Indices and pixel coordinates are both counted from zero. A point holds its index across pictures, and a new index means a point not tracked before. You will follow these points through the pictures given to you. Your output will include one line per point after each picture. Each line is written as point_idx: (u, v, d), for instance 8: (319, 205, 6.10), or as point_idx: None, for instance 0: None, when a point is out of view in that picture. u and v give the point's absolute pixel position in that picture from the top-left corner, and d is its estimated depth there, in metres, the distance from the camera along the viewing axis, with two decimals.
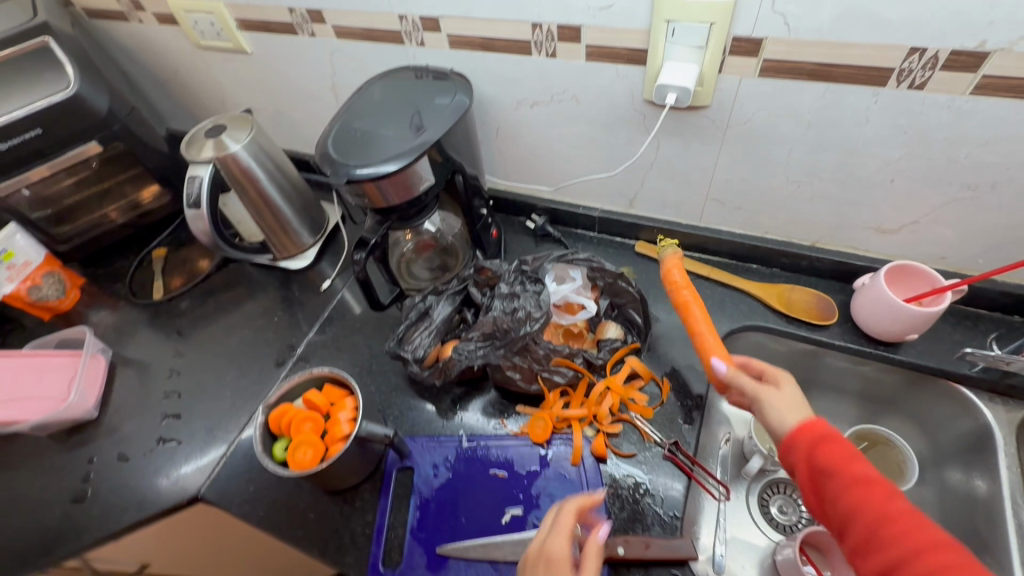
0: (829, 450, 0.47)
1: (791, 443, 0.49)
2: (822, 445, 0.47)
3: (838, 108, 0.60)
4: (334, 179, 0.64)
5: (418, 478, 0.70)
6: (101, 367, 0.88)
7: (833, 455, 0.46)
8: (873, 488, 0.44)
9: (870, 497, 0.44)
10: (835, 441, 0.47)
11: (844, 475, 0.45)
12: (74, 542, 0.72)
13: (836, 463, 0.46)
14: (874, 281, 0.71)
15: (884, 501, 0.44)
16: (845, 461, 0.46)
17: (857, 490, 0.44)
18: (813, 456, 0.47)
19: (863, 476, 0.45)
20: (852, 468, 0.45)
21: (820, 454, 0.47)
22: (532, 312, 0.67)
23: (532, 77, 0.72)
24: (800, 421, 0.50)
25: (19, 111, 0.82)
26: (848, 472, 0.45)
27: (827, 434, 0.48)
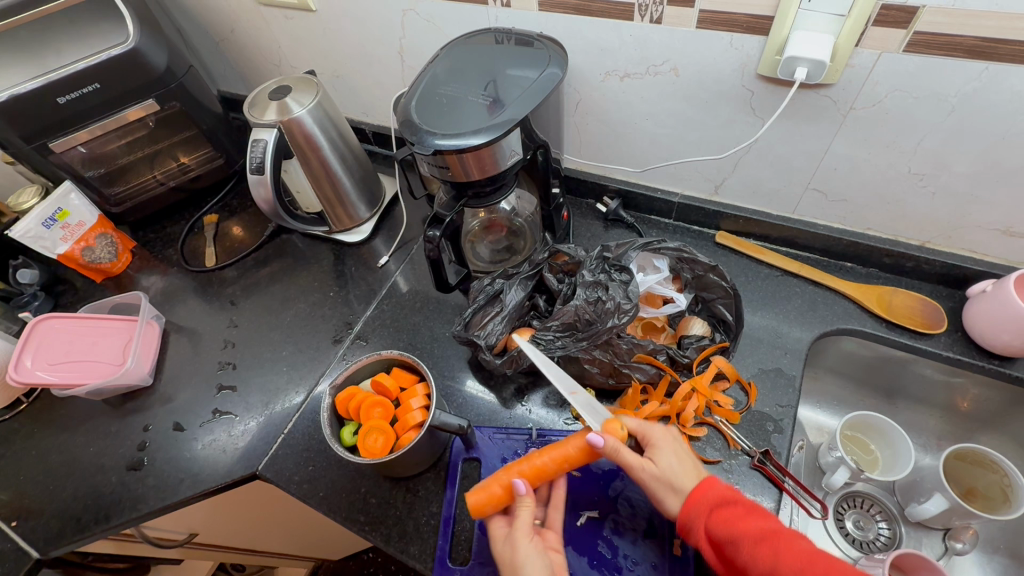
0: (726, 517, 0.49)
1: (690, 513, 0.50)
2: (717, 513, 0.49)
3: (991, 91, 0.53)
4: (416, 149, 0.59)
5: (485, 470, 0.66)
6: (155, 333, 0.86)
7: (726, 518, 0.49)
8: (753, 523, 0.48)
9: (754, 524, 0.48)
10: (727, 501, 0.50)
11: (738, 533, 0.47)
12: (130, 510, 0.71)
13: (732, 524, 0.48)
14: (999, 289, 0.63)
15: (757, 524, 0.48)
16: (738, 522, 0.48)
17: (760, 546, 0.46)
18: (715, 526, 0.49)
19: (751, 516, 0.48)
20: (745, 527, 0.47)
21: (718, 517, 0.49)
22: (621, 305, 0.62)
23: (629, 45, 0.65)
24: (692, 486, 0.52)
25: (79, 64, 0.79)
26: (741, 525, 0.48)
27: (719, 499, 0.50)
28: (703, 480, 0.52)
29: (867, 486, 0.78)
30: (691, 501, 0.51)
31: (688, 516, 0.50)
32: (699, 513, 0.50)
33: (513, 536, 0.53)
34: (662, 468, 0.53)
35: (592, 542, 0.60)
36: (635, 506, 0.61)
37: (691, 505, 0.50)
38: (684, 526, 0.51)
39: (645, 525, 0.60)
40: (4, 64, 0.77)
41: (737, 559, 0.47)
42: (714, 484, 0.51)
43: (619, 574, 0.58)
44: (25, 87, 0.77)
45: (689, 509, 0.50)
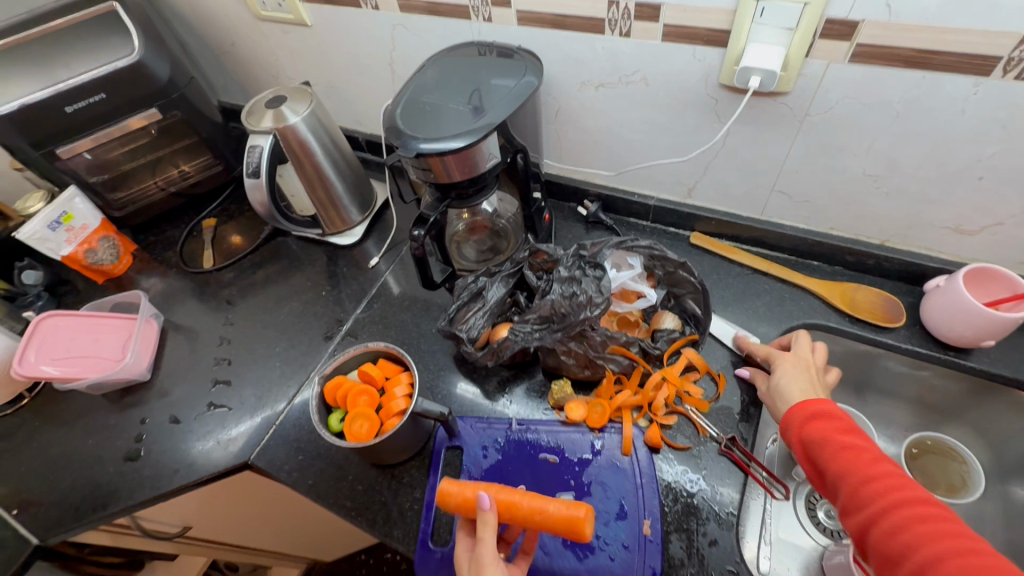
0: (820, 425, 0.56)
1: (790, 417, 0.59)
2: (815, 421, 0.57)
3: (931, 98, 0.57)
4: (401, 151, 0.64)
5: (467, 458, 0.69)
6: (154, 331, 0.90)
7: (823, 428, 0.56)
8: (854, 438, 0.54)
9: (848, 438, 0.54)
10: (831, 418, 0.56)
11: (827, 439, 0.54)
12: (126, 499, 0.74)
13: (827, 434, 0.55)
14: (950, 283, 0.67)
15: (848, 437, 0.54)
16: (829, 432, 0.55)
17: (846, 454, 0.53)
18: (806, 430, 0.56)
19: (845, 432, 0.55)
20: (836, 438, 0.54)
21: (816, 425, 0.56)
22: (593, 298, 0.66)
23: (602, 57, 0.70)
24: (803, 399, 0.60)
25: (86, 75, 0.84)
26: (832, 435, 0.54)
27: (823, 411, 0.57)
28: (816, 398, 0.59)
29: None
30: (795, 407, 0.59)
31: (787, 417, 0.59)
32: (798, 417, 0.58)
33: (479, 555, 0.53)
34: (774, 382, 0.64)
35: None
36: (608, 489, 0.65)
37: (793, 409, 0.59)
38: (782, 423, 0.60)
39: (617, 507, 0.63)
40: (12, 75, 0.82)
41: (818, 459, 0.54)
42: (830, 404, 0.58)
43: (591, 553, 0.60)
44: (35, 97, 0.81)
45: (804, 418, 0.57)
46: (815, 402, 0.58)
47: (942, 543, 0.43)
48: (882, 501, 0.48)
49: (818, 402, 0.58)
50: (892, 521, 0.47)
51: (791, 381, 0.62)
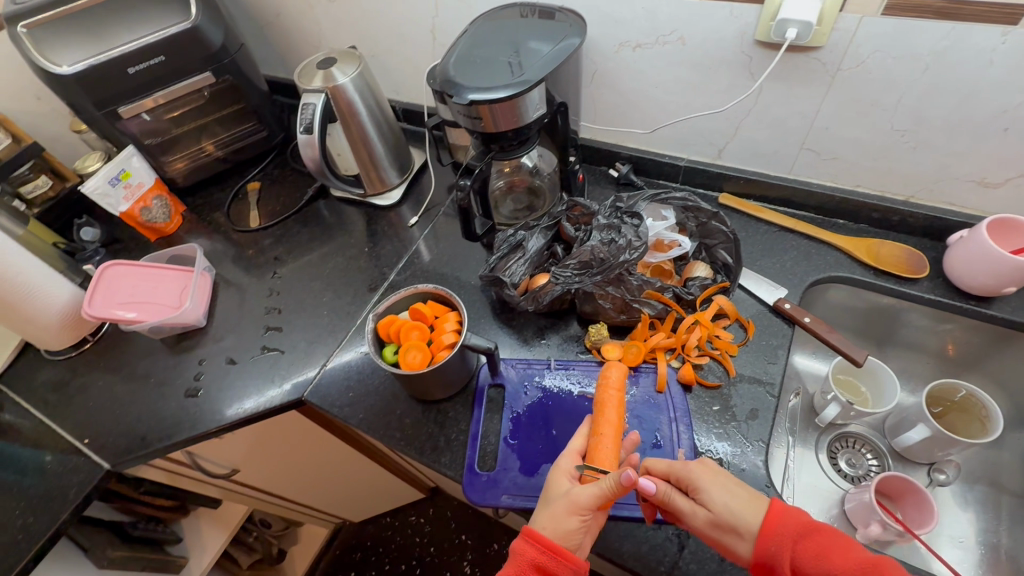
0: (812, 547, 0.48)
1: (772, 550, 0.49)
2: (805, 544, 0.48)
3: (959, 49, 0.60)
4: (454, 100, 0.68)
5: (509, 394, 0.74)
6: (208, 283, 0.95)
7: (813, 552, 0.47)
8: (845, 555, 0.47)
9: (845, 558, 0.46)
10: (808, 531, 0.49)
11: (834, 568, 0.46)
12: (190, 429, 0.79)
13: (821, 559, 0.47)
14: (974, 233, 0.70)
15: (848, 557, 0.46)
16: (826, 555, 0.47)
17: None
18: (803, 560, 0.47)
19: (840, 548, 0.47)
20: (839, 559, 0.46)
21: (802, 551, 0.48)
22: (632, 242, 0.70)
23: (641, 17, 0.74)
24: (766, 518, 0.51)
25: (148, 38, 0.89)
26: (834, 558, 0.46)
27: (798, 531, 0.49)
28: (772, 510, 0.51)
29: (860, 428, 0.84)
30: (768, 535, 0.49)
31: (770, 552, 0.49)
32: (783, 545, 0.48)
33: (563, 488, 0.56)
34: (718, 509, 0.52)
35: None
36: (644, 421, 0.69)
37: (771, 541, 0.49)
38: (765, 561, 0.49)
39: (653, 438, 0.67)
40: (67, 42, 0.88)
41: None
42: (798, 516, 0.50)
43: None
44: (102, 58, 0.87)
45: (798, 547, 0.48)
46: (784, 523, 0.50)
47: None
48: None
49: (784, 520, 0.50)
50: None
51: (739, 505, 0.52)
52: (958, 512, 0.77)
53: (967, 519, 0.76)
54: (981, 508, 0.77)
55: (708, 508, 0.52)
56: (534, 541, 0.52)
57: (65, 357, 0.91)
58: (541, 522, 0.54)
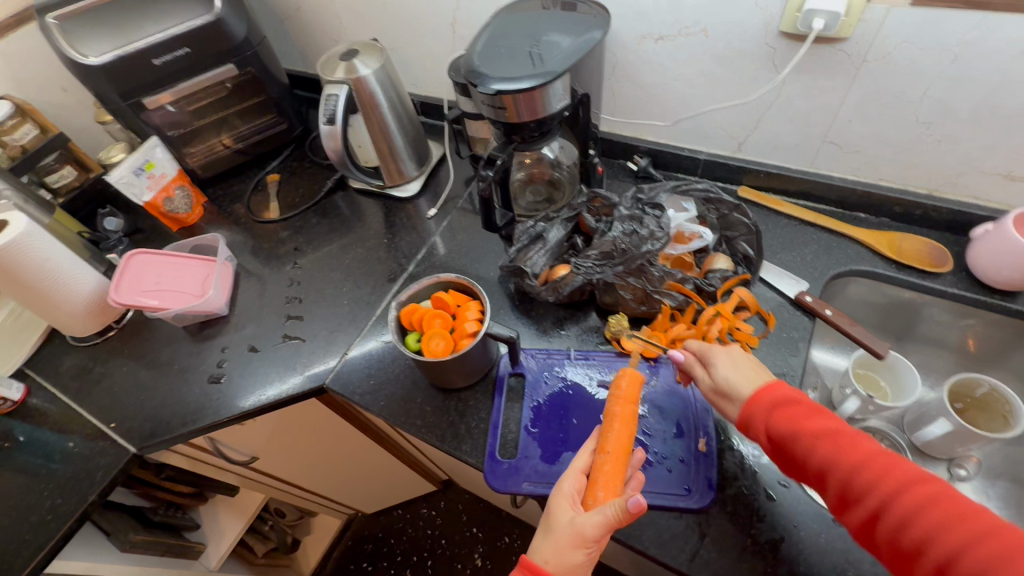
0: (788, 413, 0.54)
1: (752, 412, 0.55)
2: (781, 411, 0.54)
3: (989, 40, 0.60)
4: (479, 90, 0.68)
5: (530, 383, 0.74)
6: (230, 272, 0.97)
7: (790, 416, 0.53)
8: (819, 422, 0.52)
9: (817, 424, 0.52)
10: (789, 401, 0.55)
11: (802, 429, 0.52)
12: (213, 415, 0.80)
13: (792, 422, 0.53)
14: (999, 227, 0.70)
15: (820, 423, 0.52)
16: (800, 420, 0.53)
17: (827, 442, 0.50)
18: (777, 423, 0.54)
19: (816, 416, 0.53)
20: (810, 425, 0.52)
21: (777, 414, 0.54)
22: (656, 233, 0.71)
23: (664, 9, 0.74)
24: (754, 389, 0.57)
25: (174, 30, 0.90)
26: (805, 423, 0.52)
27: (780, 399, 0.55)
28: (768, 384, 0.57)
29: (879, 423, 0.84)
30: (752, 402, 0.56)
31: (749, 411, 0.56)
32: (761, 411, 0.55)
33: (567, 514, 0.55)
34: (718, 379, 0.59)
35: None
36: (665, 412, 0.69)
37: (752, 404, 0.56)
38: (745, 422, 0.56)
39: (673, 428, 0.68)
40: (95, 35, 0.90)
41: (799, 452, 0.52)
42: (784, 389, 0.56)
43: (651, 466, 0.65)
44: (129, 49, 0.88)
45: (776, 412, 0.54)
46: (771, 395, 0.55)
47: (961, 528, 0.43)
48: (880, 487, 0.47)
49: (773, 390, 0.56)
50: (900, 510, 0.45)
51: (735, 376, 0.59)
52: None
53: None
54: (1002, 504, 0.76)
55: (713, 377, 0.60)
56: (532, 571, 0.52)
57: (89, 344, 0.92)
58: (542, 550, 0.54)
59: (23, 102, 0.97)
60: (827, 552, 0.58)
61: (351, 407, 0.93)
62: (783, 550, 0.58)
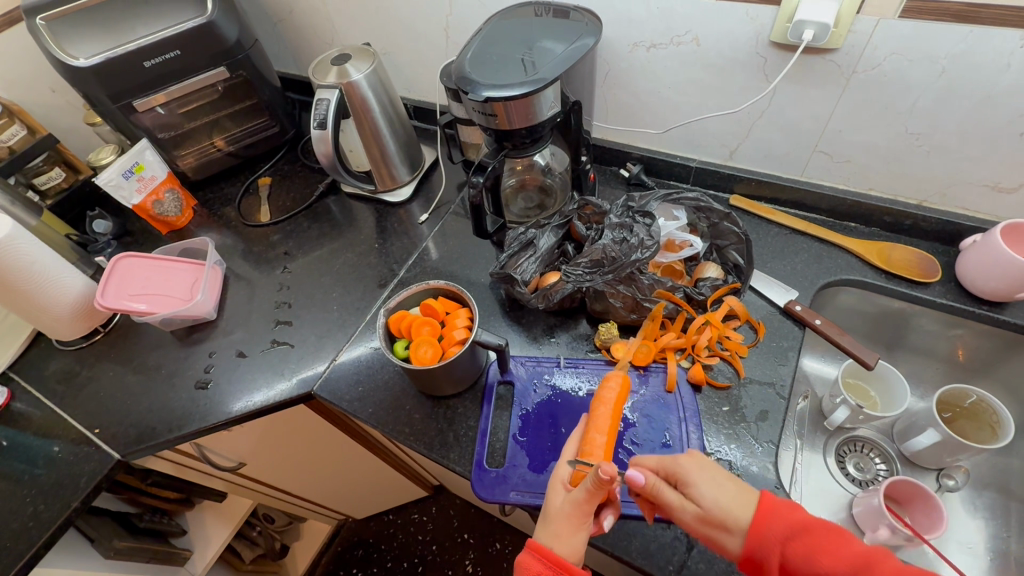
0: (801, 545, 0.48)
1: (759, 547, 0.49)
2: (792, 537, 0.49)
3: (977, 52, 0.60)
4: (469, 97, 0.68)
5: (518, 391, 0.74)
6: (219, 276, 0.96)
7: (805, 551, 0.47)
8: (836, 552, 0.47)
9: (837, 556, 0.47)
10: (799, 528, 0.49)
11: (826, 566, 0.46)
12: (199, 421, 0.79)
13: (812, 559, 0.47)
14: (987, 238, 0.70)
15: (840, 553, 0.47)
16: (818, 551, 0.47)
17: (848, 572, 0.45)
18: (791, 553, 0.48)
19: (830, 540, 0.47)
20: (831, 556, 0.46)
21: (792, 551, 0.48)
22: (645, 241, 0.71)
23: (656, 17, 0.74)
24: (753, 513, 0.51)
25: (164, 32, 0.90)
26: (823, 557, 0.47)
27: (791, 527, 0.49)
28: (761, 503, 0.51)
29: (868, 432, 0.84)
30: (757, 532, 0.50)
31: (759, 551, 0.49)
32: (774, 534, 0.49)
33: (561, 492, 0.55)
34: (705, 504, 0.52)
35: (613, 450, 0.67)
36: (653, 421, 0.69)
37: (757, 535, 0.50)
38: (754, 558, 0.50)
39: (662, 437, 0.67)
40: (83, 35, 0.89)
41: None
42: (788, 509, 0.51)
43: None
44: (118, 51, 0.87)
45: (790, 547, 0.48)
46: (784, 535, 0.49)
47: None
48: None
49: (778, 529, 0.49)
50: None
51: (722, 493, 0.52)
52: (966, 519, 0.76)
53: (976, 526, 0.76)
54: (990, 514, 0.76)
55: (697, 503, 0.52)
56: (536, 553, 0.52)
57: (76, 347, 0.92)
58: (542, 529, 0.54)
59: (11, 102, 0.96)
60: None
61: (340, 413, 0.93)
62: None
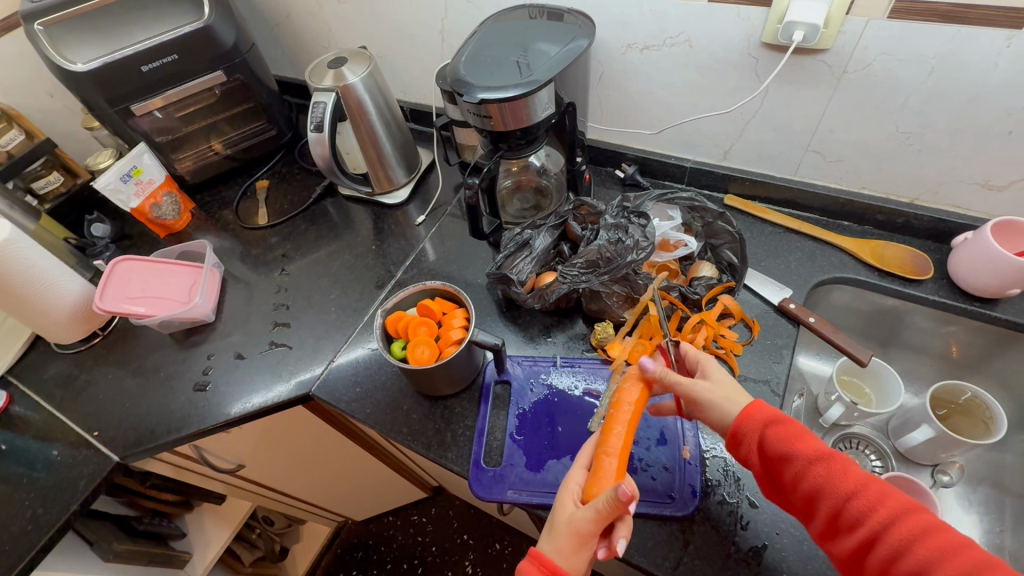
0: (782, 434, 0.53)
1: (747, 429, 0.55)
2: (774, 430, 0.54)
3: (964, 52, 0.61)
4: (464, 99, 0.69)
5: (515, 390, 0.74)
6: (217, 279, 0.96)
7: (784, 436, 0.53)
8: (810, 444, 0.53)
9: (809, 446, 0.52)
10: (781, 421, 0.54)
11: (795, 450, 0.52)
12: (198, 423, 0.80)
13: (788, 443, 0.53)
14: (978, 236, 0.71)
15: (811, 446, 0.52)
16: (794, 441, 0.53)
17: (818, 466, 0.51)
18: (772, 440, 0.54)
19: (806, 437, 0.53)
20: (802, 448, 0.52)
21: (771, 433, 0.54)
22: (640, 242, 0.71)
23: (649, 19, 0.74)
24: (746, 406, 0.57)
25: (161, 37, 0.90)
26: (798, 445, 0.53)
27: (774, 419, 0.55)
28: (753, 402, 0.57)
29: (863, 429, 0.85)
30: (746, 418, 0.55)
31: (745, 430, 0.55)
32: (755, 429, 0.54)
33: (570, 504, 0.55)
34: (713, 392, 0.58)
35: None
36: (649, 420, 0.69)
37: (747, 421, 0.55)
38: (739, 436, 0.55)
39: (658, 435, 0.68)
40: (81, 40, 0.89)
41: (793, 472, 0.52)
42: (774, 409, 0.56)
43: (634, 473, 0.65)
44: (116, 56, 0.88)
45: (774, 435, 0.54)
46: (773, 425, 0.54)
47: (954, 556, 0.43)
48: (873, 512, 0.48)
49: (770, 417, 0.55)
50: (895, 541, 0.46)
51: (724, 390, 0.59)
52: (961, 514, 0.77)
53: (970, 521, 0.76)
54: (984, 509, 0.77)
55: (707, 392, 0.59)
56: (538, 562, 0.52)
57: (74, 351, 0.92)
58: (546, 539, 0.54)
59: (8, 107, 0.97)
60: (810, 561, 0.58)
61: (339, 414, 0.93)
62: (765, 558, 0.58)
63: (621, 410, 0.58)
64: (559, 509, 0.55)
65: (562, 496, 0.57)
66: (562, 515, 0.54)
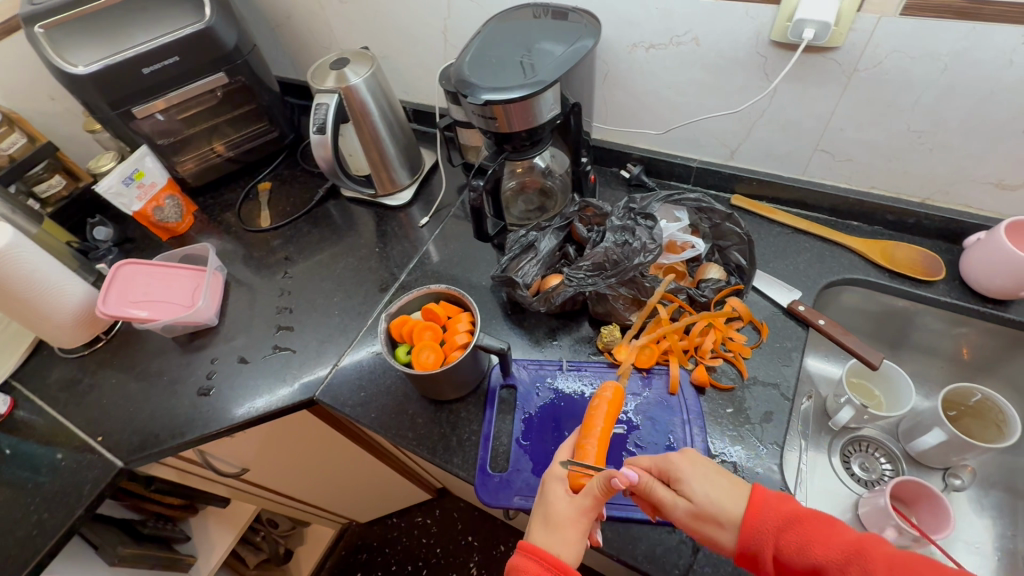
0: (797, 536, 0.46)
1: (756, 538, 0.47)
2: (785, 532, 0.46)
3: (978, 49, 0.60)
4: (468, 100, 0.68)
5: (521, 395, 0.74)
6: (220, 282, 0.96)
7: (800, 542, 0.45)
8: (833, 539, 0.45)
9: (833, 544, 0.44)
10: (793, 519, 0.47)
11: (821, 556, 0.44)
12: (202, 428, 0.79)
13: (807, 549, 0.45)
14: (992, 236, 0.70)
15: (836, 541, 0.44)
16: (814, 544, 0.45)
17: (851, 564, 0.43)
18: (786, 547, 0.46)
19: (827, 531, 0.45)
20: (826, 548, 0.44)
21: (785, 541, 0.46)
22: (647, 244, 0.70)
23: (655, 18, 0.73)
24: (746, 504, 0.50)
25: (163, 39, 0.90)
26: (820, 546, 0.44)
27: (784, 517, 0.47)
28: (751, 498, 0.50)
29: (873, 432, 0.84)
30: (748, 527, 0.48)
31: (752, 544, 0.47)
32: (765, 534, 0.47)
33: (559, 493, 0.55)
34: (698, 500, 0.50)
35: (617, 452, 0.67)
36: (657, 425, 0.68)
37: (750, 530, 0.48)
38: (754, 555, 0.48)
39: (666, 439, 0.67)
40: (82, 43, 0.89)
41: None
42: (777, 501, 0.49)
43: None
44: (117, 59, 0.87)
45: (785, 538, 0.46)
46: (782, 530, 0.47)
47: None
48: None
49: (773, 517, 0.48)
50: None
51: (709, 489, 0.51)
52: (974, 518, 0.76)
53: (984, 526, 0.75)
54: (998, 514, 0.76)
55: (690, 500, 0.51)
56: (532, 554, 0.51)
57: (78, 356, 0.91)
58: (539, 536, 0.53)
59: (9, 110, 0.96)
60: None
61: (343, 417, 0.93)
62: None
63: (599, 403, 0.62)
64: (547, 501, 0.55)
65: (547, 487, 0.57)
66: (551, 507, 0.54)
